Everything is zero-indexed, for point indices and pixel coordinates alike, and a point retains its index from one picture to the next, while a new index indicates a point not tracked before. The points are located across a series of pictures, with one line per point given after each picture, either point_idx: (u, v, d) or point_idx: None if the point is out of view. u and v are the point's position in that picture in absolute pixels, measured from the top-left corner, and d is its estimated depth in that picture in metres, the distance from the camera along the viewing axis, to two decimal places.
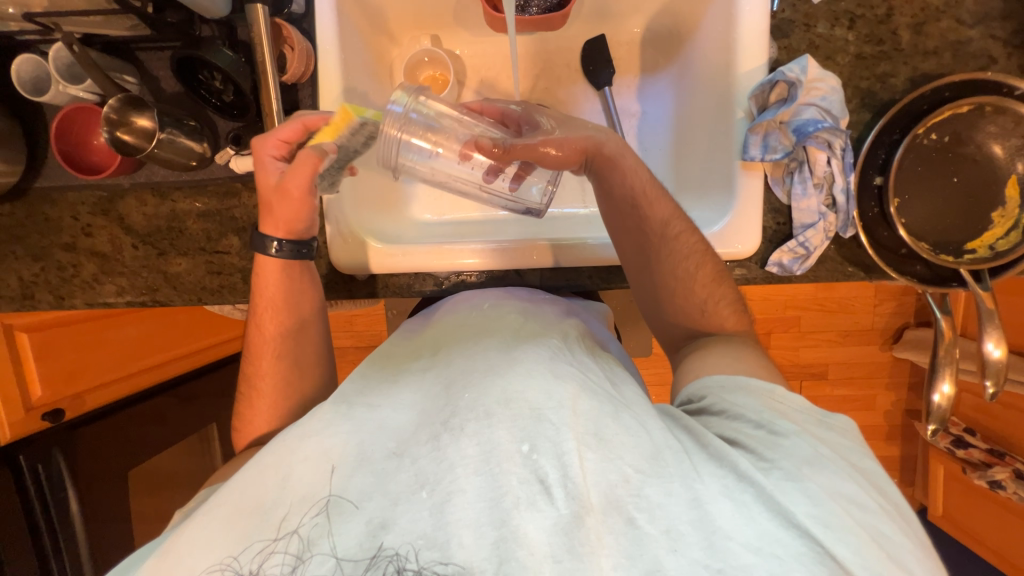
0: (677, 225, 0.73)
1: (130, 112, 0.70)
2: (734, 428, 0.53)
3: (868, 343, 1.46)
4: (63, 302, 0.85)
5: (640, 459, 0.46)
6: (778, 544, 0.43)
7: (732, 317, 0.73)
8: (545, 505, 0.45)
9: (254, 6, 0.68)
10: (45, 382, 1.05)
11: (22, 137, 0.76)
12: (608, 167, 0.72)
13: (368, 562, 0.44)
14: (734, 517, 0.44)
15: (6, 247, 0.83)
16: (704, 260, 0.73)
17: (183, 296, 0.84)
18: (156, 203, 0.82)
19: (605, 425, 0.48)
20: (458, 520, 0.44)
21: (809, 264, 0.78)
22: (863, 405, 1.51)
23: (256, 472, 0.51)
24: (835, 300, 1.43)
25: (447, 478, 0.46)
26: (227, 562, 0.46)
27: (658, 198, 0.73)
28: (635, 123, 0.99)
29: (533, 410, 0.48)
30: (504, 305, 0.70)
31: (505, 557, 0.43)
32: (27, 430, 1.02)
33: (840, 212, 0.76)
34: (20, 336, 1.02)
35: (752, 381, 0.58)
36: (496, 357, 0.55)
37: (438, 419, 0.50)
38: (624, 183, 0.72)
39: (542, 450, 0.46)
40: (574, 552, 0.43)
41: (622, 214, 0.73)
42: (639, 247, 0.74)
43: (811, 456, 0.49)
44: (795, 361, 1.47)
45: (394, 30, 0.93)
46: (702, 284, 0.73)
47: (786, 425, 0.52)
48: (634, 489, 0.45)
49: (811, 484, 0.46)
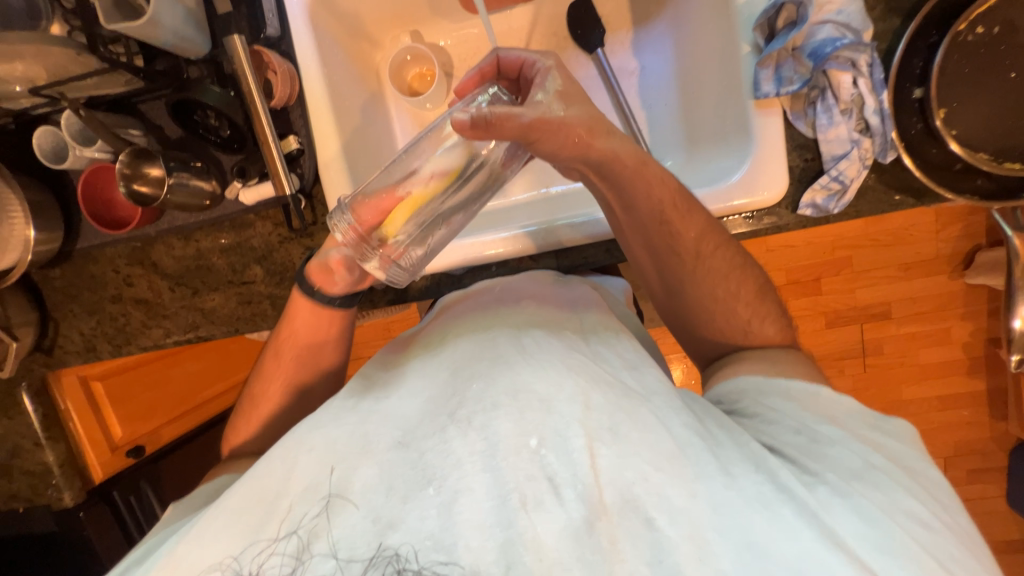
0: (710, 242, 0.70)
1: (141, 164, 0.74)
2: (773, 436, 0.57)
3: (934, 273, 1.32)
4: (122, 350, 0.91)
5: (660, 458, 0.48)
6: (825, 569, 0.44)
7: (777, 333, 0.72)
8: (553, 505, 0.47)
9: (232, 36, 0.70)
10: (122, 422, 1.14)
11: (57, 205, 0.82)
12: (629, 180, 0.66)
13: (369, 561, 0.46)
14: (773, 532, 0.46)
15: (64, 307, 0.90)
16: (744, 279, 0.72)
17: (222, 328, 0.88)
18: (182, 245, 0.86)
19: (620, 420, 0.50)
20: (465, 520, 0.46)
21: (847, 199, 0.71)
22: (937, 340, 1.37)
23: (264, 466, 0.54)
24: (888, 232, 1.30)
25: (453, 475, 0.48)
26: (226, 562, 0.49)
27: (688, 213, 0.69)
28: (634, 81, 0.94)
29: (543, 402, 0.51)
30: (515, 287, 0.72)
31: (512, 561, 0.45)
32: (118, 466, 1.11)
33: (875, 135, 0.68)
34: (94, 384, 1.09)
35: (794, 384, 0.62)
36: (505, 347, 0.58)
37: (445, 412, 0.53)
38: (649, 197, 0.68)
39: (549, 443, 0.49)
40: (584, 560, 0.45)
41: (648, 231, 0.70)
42: (670, 262, 0.72)
43: (863, 466, 0.53)
44: (851, 304, 1.37)
45: (374, 33, 0.92)
46: (745, 304, 0.72)
47: (831, 430, 0.57)
48: (655, 488, 0.47)
49: (862, 501, 0.50)
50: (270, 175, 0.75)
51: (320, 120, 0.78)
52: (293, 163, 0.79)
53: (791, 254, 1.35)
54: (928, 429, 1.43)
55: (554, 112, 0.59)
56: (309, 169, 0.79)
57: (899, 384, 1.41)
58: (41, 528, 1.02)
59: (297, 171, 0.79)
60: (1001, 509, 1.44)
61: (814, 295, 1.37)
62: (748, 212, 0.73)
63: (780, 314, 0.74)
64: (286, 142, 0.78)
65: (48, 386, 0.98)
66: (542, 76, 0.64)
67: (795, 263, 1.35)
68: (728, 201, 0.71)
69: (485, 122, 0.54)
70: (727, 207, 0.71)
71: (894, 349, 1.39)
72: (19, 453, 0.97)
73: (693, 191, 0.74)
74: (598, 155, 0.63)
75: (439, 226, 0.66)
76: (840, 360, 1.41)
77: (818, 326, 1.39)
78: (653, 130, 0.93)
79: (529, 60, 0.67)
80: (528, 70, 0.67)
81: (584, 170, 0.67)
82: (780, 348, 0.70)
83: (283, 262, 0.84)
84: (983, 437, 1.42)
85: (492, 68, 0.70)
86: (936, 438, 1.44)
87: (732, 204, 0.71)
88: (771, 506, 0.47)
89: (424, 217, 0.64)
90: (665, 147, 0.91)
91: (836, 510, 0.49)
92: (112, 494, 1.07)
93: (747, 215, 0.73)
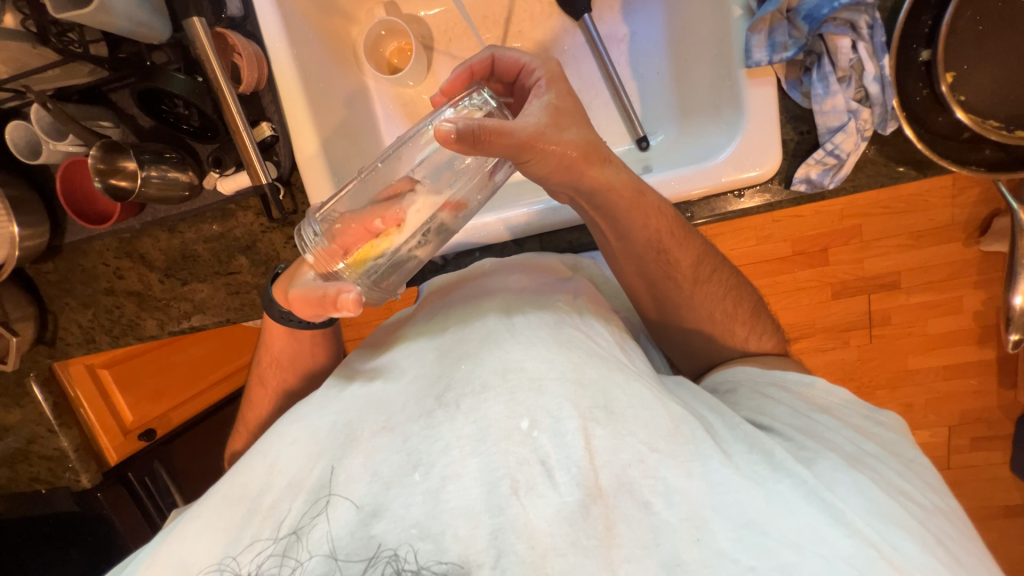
0: (705, 268, 0.69)
1: (115, 158, 0.73)
2: (770, 415, 0.58)
3: (947, 241, 1.24)
4: (119, 341, 0.92)
5: (656, 436, 0.48)
6: (823, 543, 0.44)
7: (772, 346, 0.72)
8: (548, 490, 0.46)
9: (192, 19, 0.67)
10: (132, 408, 1.18)
11: (39, 199, 0.82)
12: (623, 214, 0.63)
13: (368, 561, 0.45)
14: (773, 510, 0.45)
15: (61, 301, 0.91)
16: (740, 297, 0.71)
17: (213, 318, 0.88)
18: (167, 237, 0.85)
19: (613, 395, 0.50)
20: (453, 507, 0.46)
21: (844, 174, 0.67)
22: (947, 310, 1.32)
23: (249, 461, 0.54)
24: (902, 199, 1.21)
25: (442, 460, 0.48)
26: (226, 562, 0.48)
27: (685, 241, 0.67)
28: (624, 49, 0.89)
29: (533, 380, 0.51)
30: (507, 262, 0.71)
31: (502, 549, 0.44)
32: (131, 449, 1.16)
33: (874, 105, 0.65)
34: (101, 373, 1.11)
35: (788, 375, 0.64)
36: (494, 324, 0.58)
37: (432, 395, 0.53)
38: (646, 227, 0.64)
39: (541, 426, 0.48)
40: (578, 545, 0.44)
41: (644, 260, 0.67)
42: (665, 288, 0.69)
43: (856, 450, 0.54)
44: (858, 274, 1.30)
45: (349, 8, 0.88)
46: (741, 324, 0.71)
47: (824, 418, 0.58)
48: (652, 470, 0.47)
49: (865, 480, 0.50)
50: (246, 168, 0.74)
51: (289, 101, 0.74)
52: (268, 151, 0.77)
53: (797, 224, 1.26)
54: (934, 398, 1.41)
55: (548, 130, 0.55)
56: (285, 157, 0.77)
57: (903, 354, 1.37)
58: (63, 508, 1.08)
59: (273, 159, 0.78)
60: (1005, 476, 1.44)
61: (821, 266, 1.29)
62: (738, 190, 0.69)
63: (776, 328, 0.73)
64: (260, 130, 0.76)
65: (57, 375, 1.00)
66: (540, 88, 0.58)
67: (803, 234, 1.25)
68: (715, 181, 0.67)
69: (472, 136, 0.50)
70: (711, 187, 0.68)
71: (901, 319, 1.33)
72: (35, 439, 1.00)
73: (679, 168, 0.71)
74: (590, 182, 0.60)
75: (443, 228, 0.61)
76: (846, 331, 1.36)
77: (824, 298, 1.33)
78: (644, 102, 0.88)
79: (526, 67, 0.62)
80: (526, 78, 0.62)
81: (573, 196, 0.63)
82: (778, 358, 0.70)
83: (268, 252, 0.83)
84: (991, 405, 1.40)
85: (484, 66, 0.65)
86: (943, 408, 1.41)
87: (719, 184, 0.67)
88: (767, 484, 0.47)
89: (419, 230, 0.59)
90: (657, 121, 0.87)
91: (840, 486, 0.49)
92: (127, 476, 1.13)
93: (738, 192, 0.70)
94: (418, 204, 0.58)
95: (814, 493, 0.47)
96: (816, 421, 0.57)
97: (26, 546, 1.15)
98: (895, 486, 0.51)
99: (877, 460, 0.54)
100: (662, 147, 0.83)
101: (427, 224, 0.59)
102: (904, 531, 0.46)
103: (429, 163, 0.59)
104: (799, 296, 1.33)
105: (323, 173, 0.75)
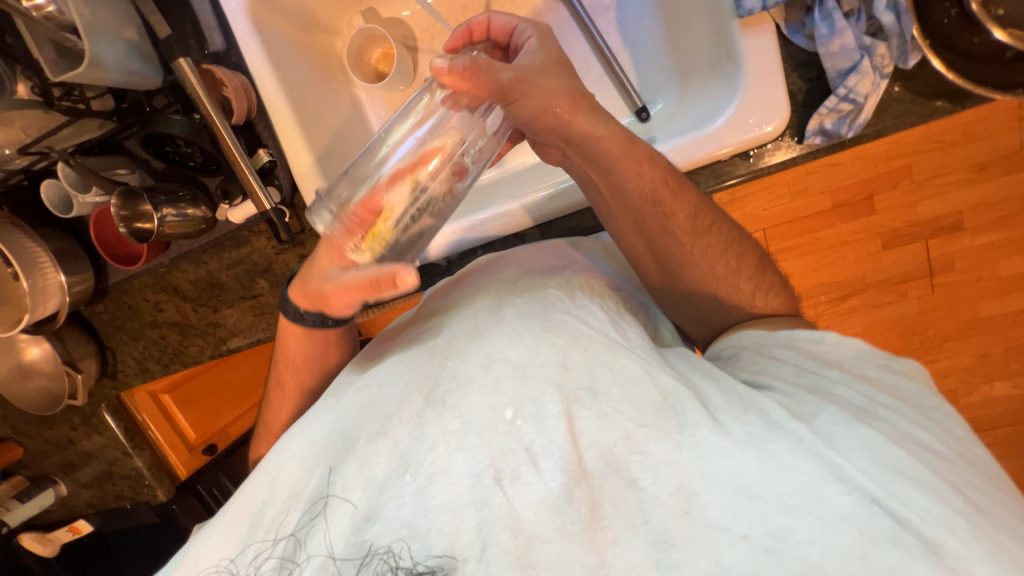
0: (704, 219, 0.64)
1: (133, 203, 0.77)
2: (773, 376, 0.53)
3: (1018, 170, 1.09)
4: (169, 368, 0.99)
5: (643, 412, 0.47)
6: (821, 501, 0.41)
7: (781, 304, 0.66)
8: (532, 477, 0.46)
9: (179, 61, 0.70)
10: (195, 425, 1.28)
11: (79, 247, 0.90)
12: (616, 162, 0.61)
13: (362, 560, 0.46)
14: (764, 473, 0.43)
15: (114, 337, 0.99)
16: (744, 250, 0.66)
17: (244, 340, 0.93)
18: (194, 269, 0.91)
19: (599, 376, 0.50)
20: (440, 504, 0.46)
21: (864, 119, 0.61)
22: (1022, 247, 1.17)
23: (253, 479, 0.56)
24: (957, 130, 1.06)
25: (428, 459, 0.48)
26: (230, 568, 0.51)
27: (680, 191, 0.63)
28: (611, 18, 0.84)
29: (517, 370, 0.51)
30: (502, 255, 0.71)
31: (488, 541, 0.44)
32: (198, 463, 1.27)
33: (891, 38, 0.58)
34: (162, 398, 1.20)
35: (797, 334, 0.58)
36: (484, 319, 0.57)
37: (421, 394, 0.53)
38: (639, 177, 0.61)
39: (525, 414, 0.48)
40: (563, 531, 0.44)
41: (640, 214, 0.63)
42: (665, 245, 0.64)
43: (868, 402, 0.49)
44: (913, 221, 1.15)
45: (329, 22, 0.89)
46: (746, 278, 0.65)
47: (834, 372, 0.53)
48: (638, 446, 0.46)
49: (868, 432, 0.45)
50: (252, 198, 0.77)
51: (280, 122, 0.75)
52: (268, 176, 0.80)
53: (836, 175, 1.12)
54: (1013, 345, 1.26)
55: (539, 76, 0.56)
56: (285, 180, 0.80)
57: (972, 301, 1.23)
58: (145, 518, 1.20)
59: (274, 183, 0.81)
60: None
61: (867, 217, 1.15)
62: (748, 151, 0.64)
63: (785, 284, 0.67)
64: (258, 158, 0.79)
65: (124, 403, 1.10)
66: (528, 45, 0.58)
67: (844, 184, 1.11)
68: (718, 148, 0.63)
69: (461, 69, 0.52)
70: (716, 154, 0.63)
71: (966, 264, 1.19)
72: (114, 462, 1.11)
73: (676, 139, 0.66)
74: (579, 132, 0.59)
75: (441, 206, 0.56)
76: (901, 283, 1.23)
77: (872, 251, 1.19)
78: (638, 70, 0.84)
79: (518, 28, 0.60)
80: (516, 38, 0.60)
81: (563, 148, 0.62)
82: (787, 318, 0.64)
83: (283, 272, 0.87)
84: None
85: (483, 28, 0.62)
86: (1021, 355, 1.27)
87: (725, 150, 0.63)
88: (762, 444, 0.44)
89: (413, 202, 0.53)
90: (654, 88, 0.82)
91: (843, 442, 0.45)
92: (195, 488, 1.24)
93: (748, 154, 0.65)
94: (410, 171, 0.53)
95: (812, 451, 0.44)
96: (823, 376, 0.52)
97: (118, 555, 1.29)
98: (913, 433, 0.47)
99: (904, 415, 0.49)
100: (663, 116, 0.77)
101: (417, 193, 0.53)
102: (920, 485, 0.42)
103: (424, 141, 0.54)
104: (843, 253, 1.20)
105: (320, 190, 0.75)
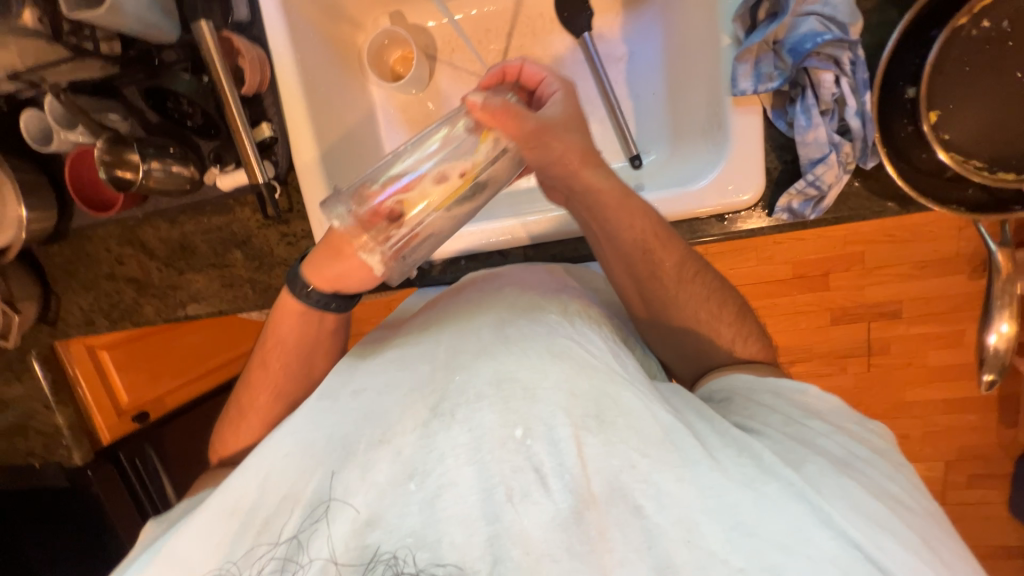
0: (690, 268, 0.69)
1: (119, 151, 0.75)
2: (762, 422, 0.57)
3: (952, 274, 1.21)
4: (117, 325, 0.95)
5: (646, 444, 0.49)
6: (808, 544, 0.45)
7: (759, 351, 0.70)
8: (541, 496, 0.48)
9: (200, 23, 0.70)
10: (130, 389, 1.20)
11: (48, 184, 0.86)
12: (616, 205, 0.65)
13: (366, 565, 0.48)
14: (760, 512, 0.46)
15: (63, 283, 0.94)
16: (725, 299, 0.70)
17: (206, 309, 0.90)
18: (167, 228, 0.88)
19: (605, 406, 0.51)
20: (449, 517, 0.48)
21: (826, 205, 0.68)
22: (948, 342, 1.28)
23: (237, 477, 0.55)
24: (908, 229, 1.18)
25: (438, 470, 0.50)
26: (226, 567, 0.52)
27: (669, 242, 0.67)
28: (622, 68, 0.90)
29: (527, 390, 0.52)
30: (506, 271, 0.73)
31: (499, 556, 0.47)
32: (125, 430, 1.17)
33: (856, 140, 0.66)
34: (101, 353, 1.13)
35: (783, 383, 0.62)
36: (489, 339, 0.58)
37: (427, 404, 0.54)
38: (631, 228, 0.66)
39: (535, 434, 0.50)
40: (571, 551, 0.46)
41: (632, 261, 0.68)
42: (656, 286, 0.69)
43: (848, 455, 0.54)
44: (859, 301, 1.26)
45: (356, 15, 0.91)
46: (728, 324, 0.70)
47: (818, 423, 0.57)
48: (643, 475, 0.48)
49: (851, 485, 0.49)
50: (245, 169, 0.77)
51: (291, 104, 0.77)
52: (267, 151, 0.80)
53: (799, 248, 1.22)
54: (930, 432, 1.37)
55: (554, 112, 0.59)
56: (283, 158, 0.80)
57: (903, 385, 1.34)
58: (55, 483, 1.11)
59: (271, 158, 0.80)
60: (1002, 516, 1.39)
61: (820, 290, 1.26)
62: (723, 214, 0.70)
63: (763, 332, 0.72)
64: (259, 130, 0.79)
65: (56, 354, 1.03)
66: (554, 98, 0.61)
67: (803, 257, 1.22)
68: (696, 206, 0.69)
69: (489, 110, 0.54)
70: (693, 211, 0.69)
71: (902, 349, 1.30)
72: (33, 415, 1.04)
73: (662, 191, 0.72)
74: (582, 183, 0.63)
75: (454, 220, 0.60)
76: (843, 358, 1.33)
77: (822, 323, 1.29)
78: (639, 120, 0.90)
79: (547, 81, 0.63)
80: (544, 89, 0.63)
81: (567, 194, 0.67)
82: (765, 363, 0.69)
83: (262, 247, 0.85)
84: (992, 443, 1.35)
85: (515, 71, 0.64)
86: (941, 442, 1.37)
87: (704, 208, 0.69)
88: (755, 484, 0.48)
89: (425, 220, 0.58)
90: (649, 139, 0.88)
91: (827, 489, 0.49)
92: (118, 455, 1.14)
93: (723, 217, 0.71)
94: (414, 191, 0.57)
95: (801, 496, 0.47)
96: (807, 427, 0.56)
97: (20, 520, 1.18)
98: (886, 487, 0.51)
99: (867, 464, 0.53)
100: (654, 166, 0.83)
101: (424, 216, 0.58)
102: (897, 539, 0.46)
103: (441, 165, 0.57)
104: (798, 320, 1.30)
105: (318, 176, 0.77)
